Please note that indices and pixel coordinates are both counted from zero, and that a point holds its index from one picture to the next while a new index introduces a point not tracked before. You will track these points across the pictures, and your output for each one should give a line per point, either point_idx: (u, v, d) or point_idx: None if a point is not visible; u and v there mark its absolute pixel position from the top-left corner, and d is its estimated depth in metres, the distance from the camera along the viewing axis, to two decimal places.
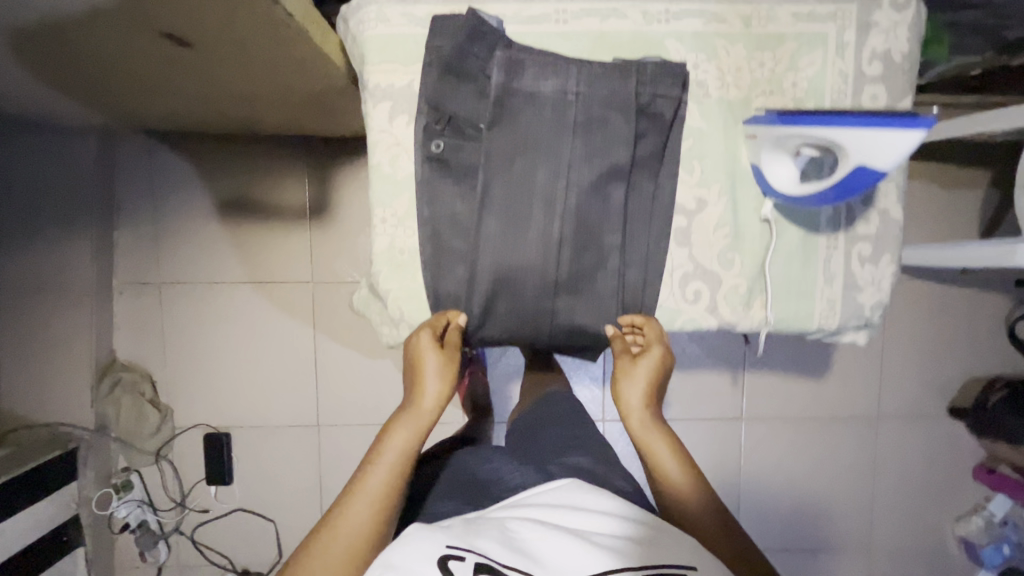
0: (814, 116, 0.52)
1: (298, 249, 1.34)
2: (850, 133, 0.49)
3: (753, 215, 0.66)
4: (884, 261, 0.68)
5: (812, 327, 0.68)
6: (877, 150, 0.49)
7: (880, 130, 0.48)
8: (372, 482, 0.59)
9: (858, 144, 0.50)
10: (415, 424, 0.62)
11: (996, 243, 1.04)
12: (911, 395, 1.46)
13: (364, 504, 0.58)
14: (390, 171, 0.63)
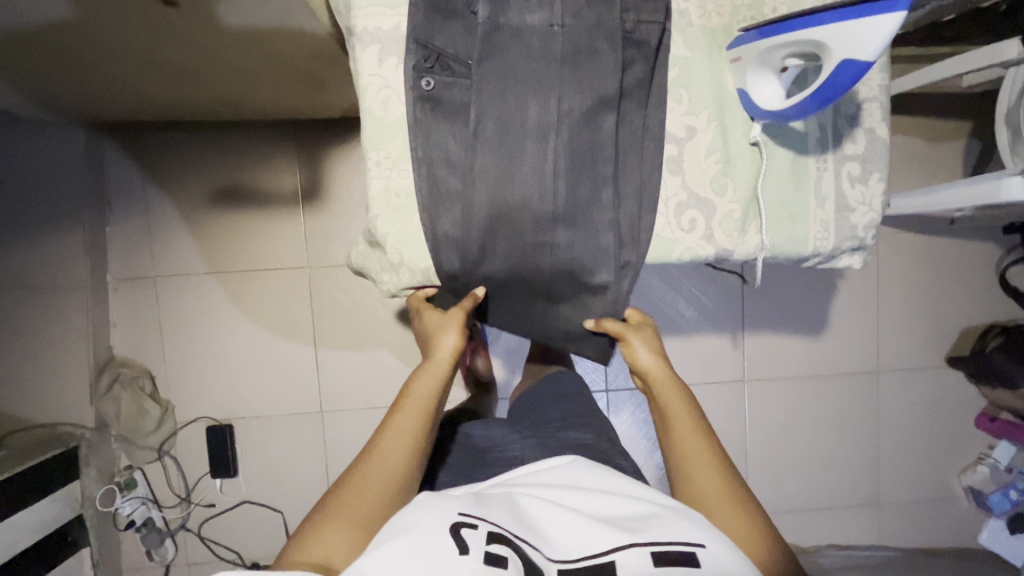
0: (794, 21, 0.53)
1: (292, 233, 1.34)
2: (825, 29, 0.51)
3: (742, 140, 0.66)
4: (873, 179, 0.69)
5: (808, 250, 0.69)
6: (855, 40, 0.50)
7: (852, 19, 0.49)
8: (403, 419, 0.69)
9: (836, 40, 0.51)
10: (434, 373, 0.73)
11: (981, 182, 1.06)
12: (910, 348, 1.47)
13: (398, 436, 0.67)
14: (382, 115, 0.64)
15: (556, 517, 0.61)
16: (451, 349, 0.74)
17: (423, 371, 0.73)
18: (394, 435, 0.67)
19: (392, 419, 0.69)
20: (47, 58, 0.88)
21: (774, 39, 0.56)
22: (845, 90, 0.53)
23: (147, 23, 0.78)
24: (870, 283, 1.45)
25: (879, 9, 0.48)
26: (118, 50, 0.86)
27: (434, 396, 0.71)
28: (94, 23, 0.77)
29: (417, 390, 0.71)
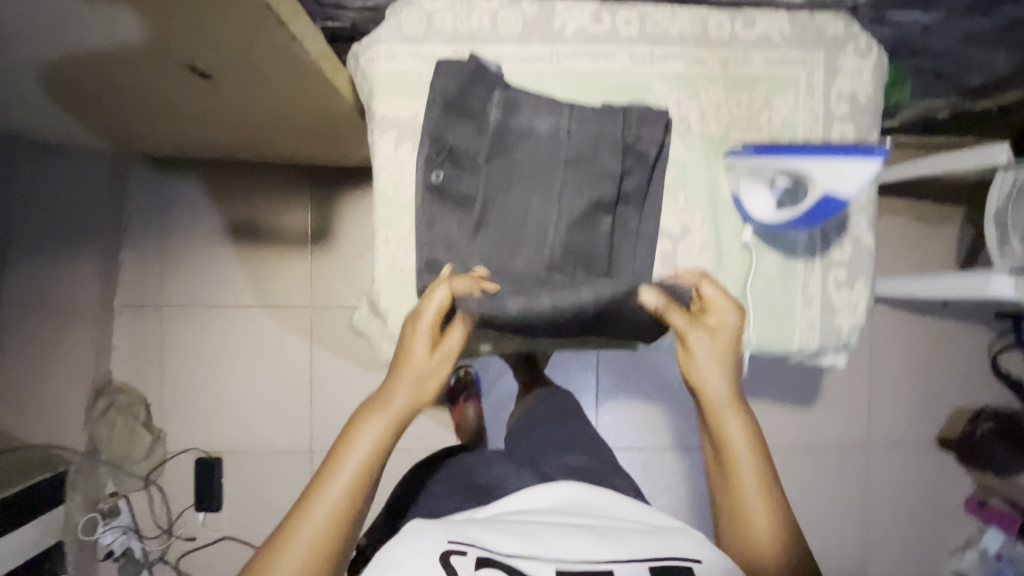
0: (796, 146, 0.58)
1: (299, 273, 1.37)
2: (817, 162, 0.57)
3: (734, 241, 0.70)
4: (858, 285, 0.71)
5: (793, 348, 0.72)
6: (844, 180, 0.57)
7: (841, 160, 0.56)
8: (332, 489, 0.53)
9: (829, 173, 0.58)
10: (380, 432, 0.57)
11: (969, 275, 1.08)
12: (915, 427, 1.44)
13: (321, 518, 0.52)
14: (394, 196, 0.68)
15: (559, 534, 0.59)
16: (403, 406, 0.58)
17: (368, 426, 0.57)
18: (317, 512, 0.53)
19: (316, 491, 0.54)
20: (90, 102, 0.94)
21: (774, 157, 0.60)
22: (835, 212, 0.62)
23: (188, 90, 0.81)
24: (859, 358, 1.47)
25: (864, 154, 0.55)
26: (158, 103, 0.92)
27: (377, 460, 0.56)
28: (125, 82, 0.79)
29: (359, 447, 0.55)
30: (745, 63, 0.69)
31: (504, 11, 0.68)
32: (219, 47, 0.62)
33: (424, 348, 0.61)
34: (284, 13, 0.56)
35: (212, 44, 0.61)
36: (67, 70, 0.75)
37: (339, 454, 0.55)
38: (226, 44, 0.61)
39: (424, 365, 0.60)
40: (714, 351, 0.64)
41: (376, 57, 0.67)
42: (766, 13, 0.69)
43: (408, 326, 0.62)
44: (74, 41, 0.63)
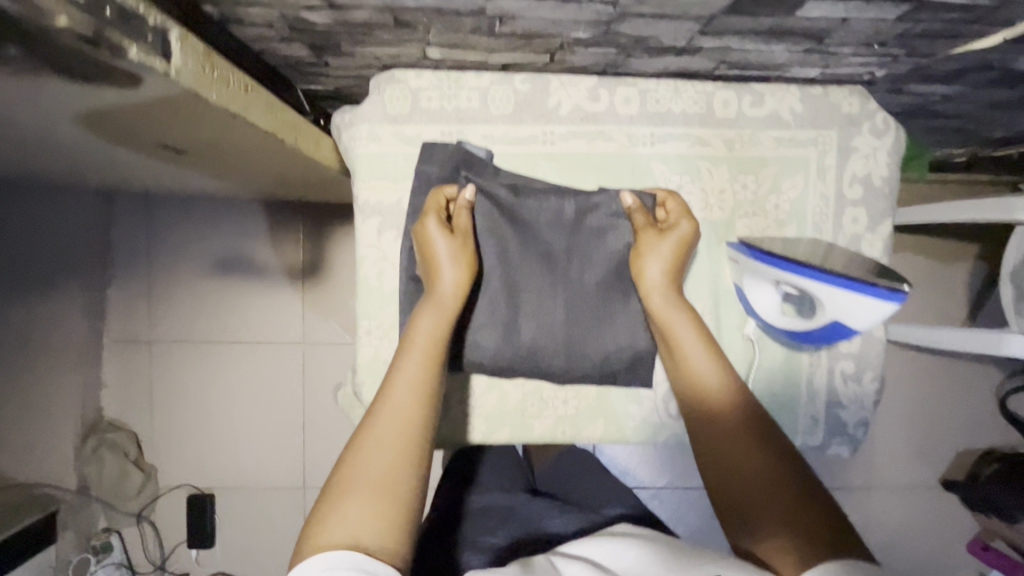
0: (814, 270, 0.53)
1: (289, 309, 1.30)
2: (836, 294, 0.53)
3: (736, 333, 0.67)
4: (866, 378, 0.68)
5: (795, 442, 0.68)
6: (858, 316, 0.54)
7: (859, 300, 0.52)
8: (390, 412, 0.50)
9: (843, 306, 0.54)
10: (421, 357, 0.54)
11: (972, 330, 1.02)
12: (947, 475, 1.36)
13: (389, 443, 0.49)
14: (377, 285, 0.65)
15: None
16: (428, 333, 0.55)
17: (404, 360, 0.53)
18: (378, 438, 0.49)
19: (373, 421, 0.50)
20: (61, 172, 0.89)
21: (786, 273, 0.56)
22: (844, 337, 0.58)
23: (165, 160, 0.75)
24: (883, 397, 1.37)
25: (882, 299, 0.52)
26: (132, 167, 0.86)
27: (429, 373, 0.53)
28: (96, 157, 0.75)
29: (403, 375, 0.52)
30: (752, 144, 0.65)
31: (494, 88, 0.63)
32: (183, 134, 0.56)
33: (450, 247, 0.58)
34: (256, 112, 0.51)
35: (176, 131, 0.55)
36: (32, 152, 0.70)
37: (390, 378, 0.52)
38: (193, 134, 0.56)
39: (456, 266, 0.58)
40: (666, 253, 0.60)
41: (358, 138, 0.64)
42: (775, 89, 0.64)
43: (418, 233, 0.59)
44: (40, 137, 0.60)
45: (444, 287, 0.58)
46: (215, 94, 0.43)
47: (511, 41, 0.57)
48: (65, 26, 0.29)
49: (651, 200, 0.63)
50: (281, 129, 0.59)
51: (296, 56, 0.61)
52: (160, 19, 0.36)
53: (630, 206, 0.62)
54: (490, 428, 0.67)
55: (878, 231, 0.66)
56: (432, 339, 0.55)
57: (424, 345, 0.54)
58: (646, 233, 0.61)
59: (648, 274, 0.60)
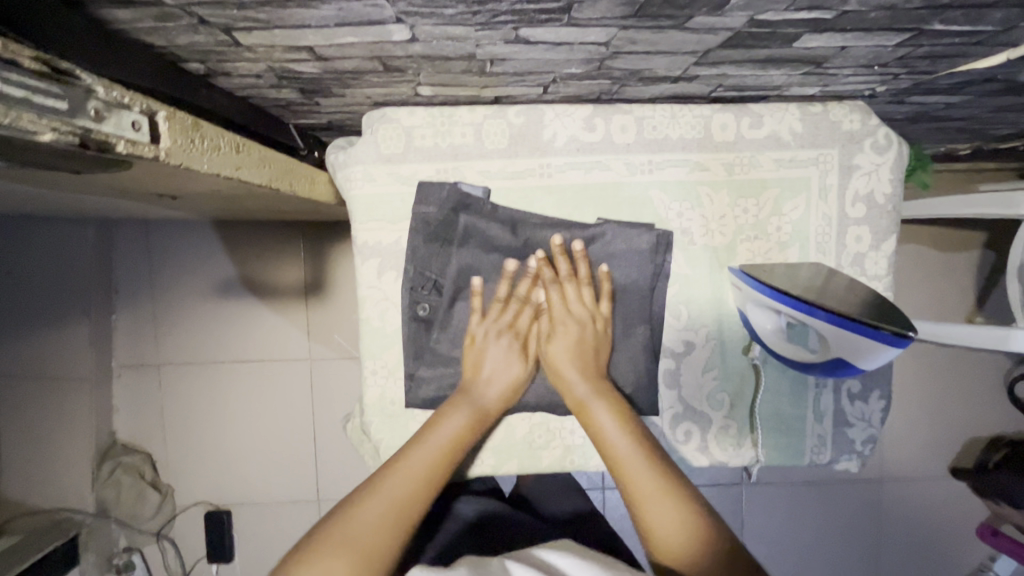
0: (819, 310, 0.53)
1: (294, 327, 1.30)
2: (843, 337, 0.53)
3: (741, 357, 0.66)
4: (873, 395, 0.68)
5: (803, 461, 0.69)
6: (864, 356, 0.55)
7: (866, 344, 0.53)
8: (400, 480, 0.53)
9: (849, 346, 0.54)
10: (437, 450, 0.57)
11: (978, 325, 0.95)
12: (961, 462, 1.31)
13: (386, 507, 0.51)
14: (379, 325, 0.65)
15: None
16: (455, 429, 0.58)
17: (427, 442, 0.57)
18: (378, 502, 0.51)
19: (385, 478, 0.53)
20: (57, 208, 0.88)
21: (790, 309, 0.56)
22: (848, 373, 0.59)
23: (162, 203, 0.75)
24: (900, 385, 1.33)
25: (889, 344, 0.52)
26: (128, 207, 0.85)
27: (441, 467, 0.56)
28: (95, 203, 0.75)
29: (420, 454, 0.55)
30: (752, 166, 0.64)
31: (488, 121, 0.62)
32: (160, 186, 0.53)
33: (501, 356, 0.63)
34: (248, 171, 0.51)
35: (154, 186, 0.52)
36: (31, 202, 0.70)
37: (407, 452, 0.56)
38: (172, 185, 0.52)
39: (504, 376, 0.62)
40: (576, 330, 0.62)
41: (354, 178, 0.63)
42: (775, 109, 0.63)
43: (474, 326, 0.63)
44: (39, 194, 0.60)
45: (483, 389, 0.62)
46: (205, 164, 0.43)
47: (503, 78, 0.56)
48: (50, 139, 0.29)
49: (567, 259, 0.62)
50: (262, 176, 0.55)
51: (286, 99, 0.61)
52: (145, 104, 0.36)
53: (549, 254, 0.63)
54: (499, 460, 0.67)
55: (883, 249, 0.65)
56: (456, 436, 0.58)
57: (447, 441, 0.57)
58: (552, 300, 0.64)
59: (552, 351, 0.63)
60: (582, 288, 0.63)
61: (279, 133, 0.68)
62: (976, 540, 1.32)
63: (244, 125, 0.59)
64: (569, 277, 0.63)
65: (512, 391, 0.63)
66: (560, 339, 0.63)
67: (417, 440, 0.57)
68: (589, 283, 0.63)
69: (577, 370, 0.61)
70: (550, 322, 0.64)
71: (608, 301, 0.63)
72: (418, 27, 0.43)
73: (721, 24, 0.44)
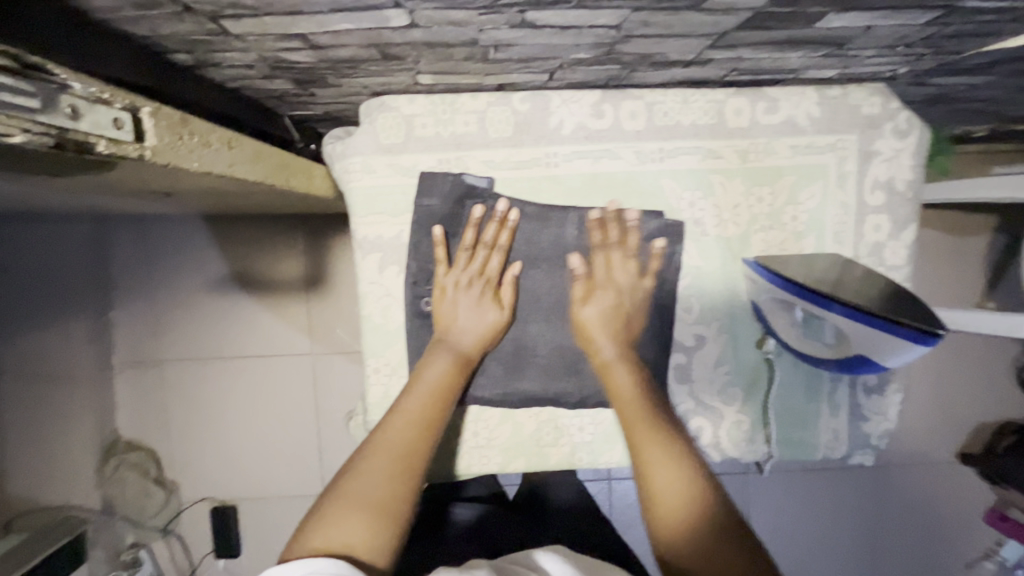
0: (838, 304, 0.51)
1: (295, 321, 1.28)
2: (865, 334, 0.51)
3: (754, 351, 0.64)
4: (890, 388, 0.66)
5: (817, 455, 0.67)
6: (885, 354, 0.53)
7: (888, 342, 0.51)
8: (391, 436, 0.54)
9: (867, 341, 0.52)
10: (425, 399, 0.57)
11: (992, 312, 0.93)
12: (971, 448, 1.30)
13: (383, 464, 0.52)
14: (382, 322, 0.63)
15: None
16: (438, 379, 0.58)
17: (412, 396, 0.57)
18: (375, 461, 0.52)
19: (377, 438, 0.54)
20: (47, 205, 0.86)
21: (807, 302, 0.53)
22: (864, 368, 0.57)
23: (156, 199, 0.73)
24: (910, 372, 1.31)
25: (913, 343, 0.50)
26: (121, 203, 0.83)
27: (431, 415, 0.56)
28: (87, 199, 0.73)
29: (406, 409, 0.56)
30: (767, 153, 0.61)
31: (492, 110, 0.60)
32: (148, 184, 0.50)
33: (470, 306, 0.61)
34: (242, 166, 0.49)
35: (141, 184, 0.50)
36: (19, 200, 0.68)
37: (394, 410, 0.56)
38: (160, 183, 0.50)
39: (476, 325, 0.61)
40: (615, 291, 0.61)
41: (352, 171, 0.61)
42: (791, 92, 0.60)
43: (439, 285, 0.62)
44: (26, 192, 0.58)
45: (459, 335, 0.61)
46: (196, 161, 0.41)
47: (507, 65, 0.53)
48: (22, 141, 0.27)
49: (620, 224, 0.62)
50: (256, 173, 0.52)
51: (280, 89, 0.58)
52: (129, 99, 0.34)
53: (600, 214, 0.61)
54: (506, 459, 0.66)
55: (902, 238, 0.63)
56: (442, 383, 0.58)
57: (432, 385, 0.58)
58: (601, 259, 0.62)
59: (586, 313, 0.61)
60: (627, 258, 0.62)
61: (273, 124, 0.65)
62: (985, 526, 1.31)
63: (236, 117, 0.56)
64: (616, 240, 0.62)
65: (490, 337, 0.62)
66: (597, 302, 0.61)
67: (402, 396, 0.57)
68: (636, 256, 0.62)
69: (608, 334, 0.61)
70: (586, 285, 0.62)
71: (652, 276, 0.63)
72: (418, 12, 0.40)
73: (739, 4, 0.41)
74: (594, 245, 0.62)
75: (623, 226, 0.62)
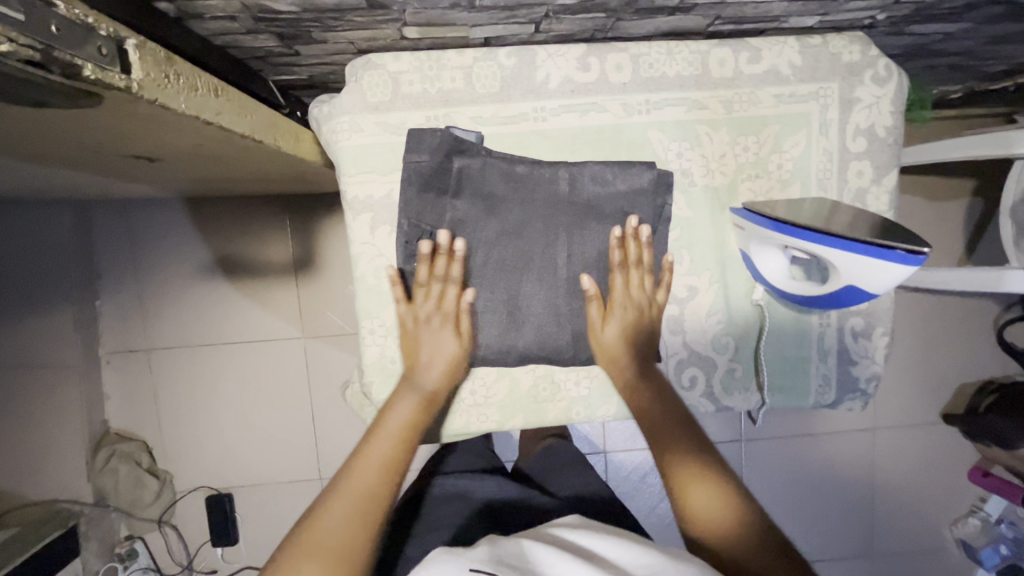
0: (823, 235, 0.53)
1: (285, 305, 1.27)
2: (850, 261, 0.53)
3: (745, 299, 0.66)
4: (876, 333, 0.67)
5: (809, 402, 0.69)
6: (873, 280, 0.54)
7: (876, 264, 0.52)
8: (354, 478, 0.54)
9: (857, 270, 0.54)
10: (390, 440, 0.57)
11: (969, 269, 0.95)
12: (954, 407, 1.33)
13: (344, 506, 0.52)
14: (375, 283, 0.63)
15: None
16: (400, 421, 0.58)
17: (376, 437, 0.57)
18: (335, 504, 0.53)
19: (341, 478, 0.55)
20: (28, 189, 0.85)
21: (796, 240, 0.55)
22: (854, 302, 0.58)
23: (141, 172, 0.72)
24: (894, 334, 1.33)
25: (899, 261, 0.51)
26: (105, 182, 0.81)
27: (398, 457, 0.57)
28: (70, 176, 0.72)
29: (371, 451, 0.56)
30: (752, 102, 0.62)
31: (478, 64, 0.60)
32: (131, 138, 0.49)
33: (431, 339, 0.61)
34: (229, 117, 0.48)
35: (123, 138, 0.49)
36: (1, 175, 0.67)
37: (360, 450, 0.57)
38: (143, 135, 0.48)
39: (439, 358, 0.61)
40: (632, 316, 0.63)
41: (340, 130, 0.61)
42: (773, 41, 0.61)
43: (404, 330, 0.62)
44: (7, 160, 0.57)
45: (423, 373, 0.61)
46: (183, 104, 0.40)
47: (494, 14, 0.53)
48: (8, 51, 0.26)
49: (636, 239, 0.62)
50: (243, 126, 0.51)
51: (264, 47, 0.57)
52: (111, 27, 0.33)
53: (622, 232, 0.62)
54: (504, 416, 0.66)
55: (885, 184, 0.64)
56: (407, 424, 0.58)
57: (397, 431, 0.58)
58: (622, 280, 0.62)
59: (606, 334, 0.63)
60: (644, 276, 0.63)
61: (260, 87, 0.65)
62: (969, 483, 1.35)
63: (223, 75, 0.56)
64: (635, 256, 0.62)
65: (454, 368, 0.62)
66: (618, 321, 0.63)
67: (367, 438, 0.58)
68: (651, 274, 0.63)
69: (627, 355, 0.63)
70: (604, 306, 0.63)
71: (664, 291, 0.64)
72: None
73: None
74: (615, 263, 0.62)
75: (639, 243, 0.62)
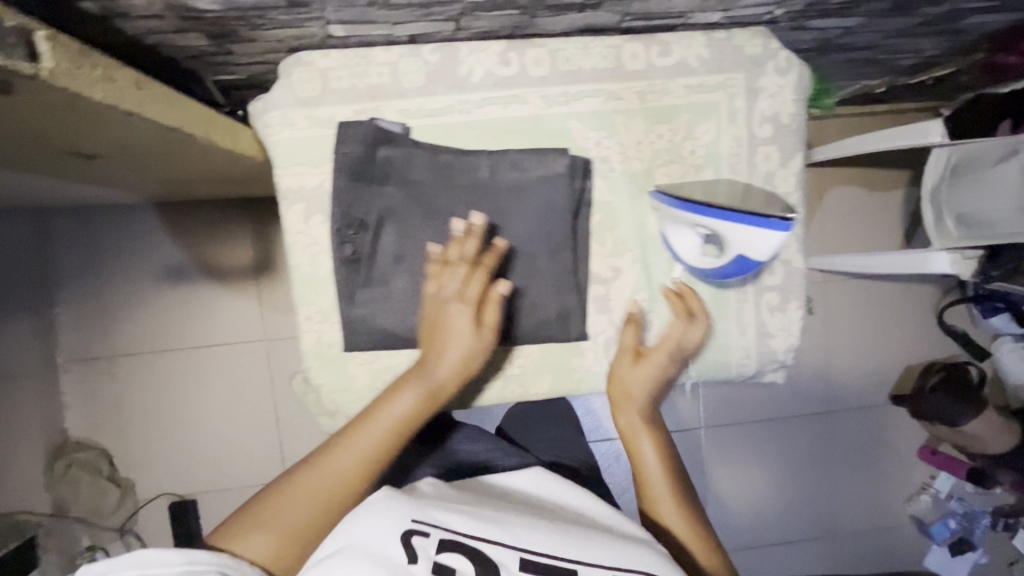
0: (713, 209, 0.60)
1: (245, 307, 1.28)
2: (738, 232, 0.59)
3: (665, 278, 0.70)
4: (791, 306, 0.72)
5: (732, 373, 0.72)
6: (758, 248, 0.60)
7: (758, 232, 0.58)
8: (338, 462, 0.55)
9: (744, 240, 0.60)
10: (382, 432, 0.57)
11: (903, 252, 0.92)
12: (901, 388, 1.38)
13: (319, 488, 0.54)
14: (310, 271, 0.66)
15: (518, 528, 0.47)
16: (398, 414, 0.58)
17: (368, 427, 0.57)
18: (312, 484, 0.54)
19: (326, 457, 0.55)
20: None
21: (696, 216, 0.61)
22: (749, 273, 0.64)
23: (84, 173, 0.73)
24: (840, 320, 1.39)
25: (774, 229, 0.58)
26: (49, 188, 0.82)
27: (383, 452, 0.56)
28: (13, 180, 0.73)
29: (359, 439, 0.56)
30: (663, 93, 0.67)
31: (403, 61, 0.63)
32: (59, 133, 0.51)
33: (457, 325, 0.61)
34: (154, 109, 0.51)
35: (52, 132, 0.51)
36: None
37: (349, 434, 0.57)
38: (71, 130, 0.51)
39: (457, 345, 0.61)
40: (658, 360, 0.68)
41: (272, 124, 0.63)
42: (681, 36, 0.66)
43: (434, 304, 0.62)
44: None
45: (433, 365, 0.60)
46: (99, 93, 0.43)
47: (411, 11, 0.56)
48: None
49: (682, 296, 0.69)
50: (171, 119, 0.54)
51: (195, 46, 0.60)
52: (19, 18, 0.36)
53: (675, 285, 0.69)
54: None
55: (791, 167, 0.69)
56: (402, 419, 0.58)
57: (393, 422, 0.57)
58: (669, 328, 0.68)
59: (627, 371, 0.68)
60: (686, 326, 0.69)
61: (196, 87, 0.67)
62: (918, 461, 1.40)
63: None
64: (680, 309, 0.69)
65: (466, 363, 0.61)
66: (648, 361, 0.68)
67: (360, 421, 0.57)
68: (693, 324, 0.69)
69: (642, 397, 0.68)
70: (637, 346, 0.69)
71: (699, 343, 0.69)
72: None
73: None
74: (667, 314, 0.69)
75: (688, 299, 0.69)
